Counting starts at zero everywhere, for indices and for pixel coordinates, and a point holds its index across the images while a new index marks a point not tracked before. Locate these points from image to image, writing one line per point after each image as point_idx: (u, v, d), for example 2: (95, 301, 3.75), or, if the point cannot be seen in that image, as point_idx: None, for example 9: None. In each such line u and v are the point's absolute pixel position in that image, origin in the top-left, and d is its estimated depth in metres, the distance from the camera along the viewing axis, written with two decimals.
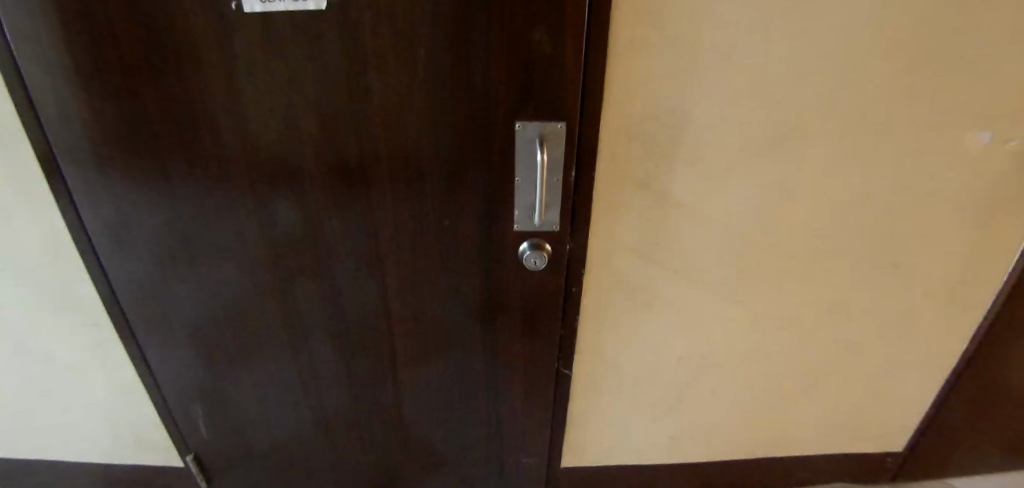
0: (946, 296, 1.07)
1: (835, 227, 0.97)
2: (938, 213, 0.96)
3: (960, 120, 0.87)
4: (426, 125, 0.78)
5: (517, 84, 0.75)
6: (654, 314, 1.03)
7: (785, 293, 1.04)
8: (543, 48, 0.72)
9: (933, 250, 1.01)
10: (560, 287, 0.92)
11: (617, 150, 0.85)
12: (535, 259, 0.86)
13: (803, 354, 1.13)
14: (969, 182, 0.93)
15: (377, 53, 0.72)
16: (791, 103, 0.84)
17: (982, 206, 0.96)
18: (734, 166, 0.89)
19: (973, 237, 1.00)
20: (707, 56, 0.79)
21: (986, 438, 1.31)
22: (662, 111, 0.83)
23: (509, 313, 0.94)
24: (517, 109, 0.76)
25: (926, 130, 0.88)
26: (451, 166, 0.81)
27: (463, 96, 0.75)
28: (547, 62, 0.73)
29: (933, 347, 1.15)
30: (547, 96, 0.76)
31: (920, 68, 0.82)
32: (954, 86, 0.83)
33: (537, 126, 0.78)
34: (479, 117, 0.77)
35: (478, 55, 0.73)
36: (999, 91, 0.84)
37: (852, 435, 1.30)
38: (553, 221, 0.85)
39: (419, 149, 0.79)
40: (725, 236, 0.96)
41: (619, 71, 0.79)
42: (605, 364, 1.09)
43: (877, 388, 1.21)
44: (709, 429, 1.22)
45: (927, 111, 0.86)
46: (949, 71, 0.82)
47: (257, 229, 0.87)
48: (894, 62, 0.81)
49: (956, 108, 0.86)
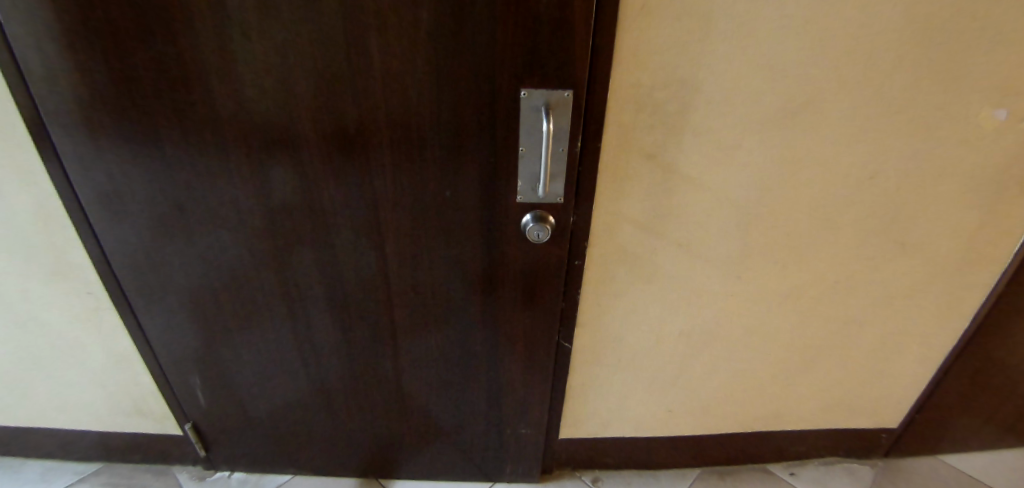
0: (950, 275, 1.07)
1: (843, 203, 0.95)
2: (948, 191, 0.95)
3: (978, 95, 0.84)
4: (427, 91, 0.75)
5: (522, 49, 0.71)
6: (656, 289, 1.02)
7: (789, 269, 1.03)
8: (551, 11, 0.69)
9: (941, 228, 1.00)
10: (563, 260, 0.91)
11: (624, 120, 0.82)
12: (537, 232, 0.84)
13: (803, 329, 1.13)
14: (983, 160, 0.91)
15: (376, 15, 0.69)
16: (805, 74, 0.81)
17: (993, 185, 0.95)
18: (743, 140, 0.86)
19: (982, 217, 0.98)
20: (719, 25, 0.76)
21: (980, 415, 1.33)
22: (671, 81, 0.80)
23: (510, 287, 0.93)
24: (522, 75, 0.73)
25: (942, 106, 0.85)
26: (453, 135, 0.78)
27: (467, 63, 0.73)
28: (554, 27, 0.70)
29: (935, 325, 1.15)
30: (554, 63, 0.73)
31: (937, 40, 0.79)
32: (972, 59, 0.81)
33: (542, 94, 0.75)
34: (483, 84, 0.74)
35: (481, 18, 0.69)
36: (1019, 66, 0.81)
37: (848, 410, 1.30)
38: (557, 192, 0.83)
39: (418, 117, 0.77)
40: (731, 210, 0.94)
41: (628, 37, 0.76)
42: (606, 338, 1.07)
43: (876, 364, 1.21)
44: (707, 403, 1.23)
45: (944, 86, 0.83)
46: (967, 43, 0.79)
47: (252, 196, 0.85)
48: (911, 34, 0.78)
49: (974, 83, 0.83)
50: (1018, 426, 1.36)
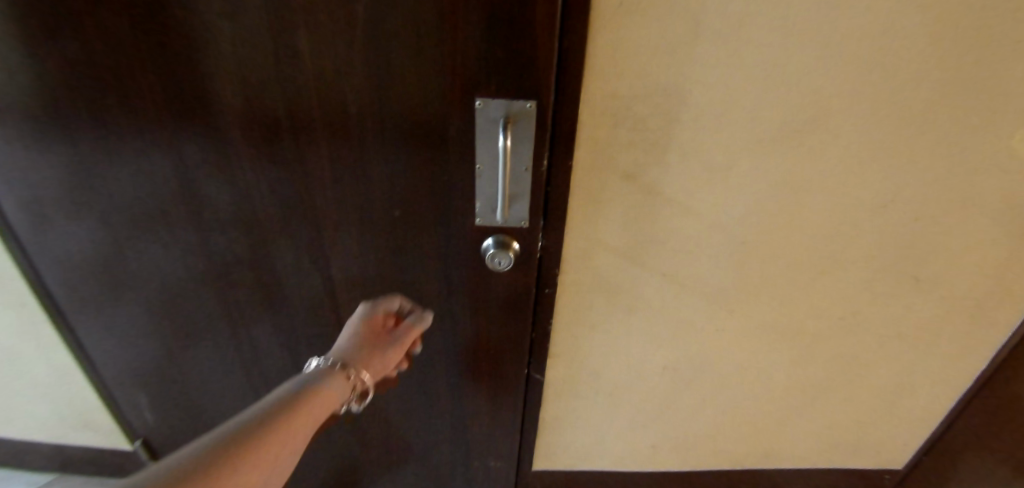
0: (970, 311, 0.97)
1: (846, 231, 0.86)
2: (972, 221, 0.85)
3: (1011, 117, 0.73)
4: (369, 99, 0.65)
5: (476, 54, 0.61)
6: (638, 321, 0.92)
7: (786, 300, 0.94)
8: (508, 9, 0.58)
9: (961, 260, 0.90)
10: (530, 289, 0.81)
11: (599, 137, 0.73)
12: (499, 259, 0.75)
13: (800, 364, 1.04)
14: (1016, 189, 0.81)
15: (303, 12, 0.59)
16: (810, 88, 0.70)
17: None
18: (738, 159, 0.76)
19: (1011, 250, 0.88)
20: (711, 29, 0.65)
21: None
22: (654, 92, 0.70)
23: (473, 317, 0.84)
24: (477, 83, 0.63)
25: (970, 126, 0.75)
26: (403, 150, 0.69)
27: (413, 70, 0.63)
28: (513, 28, 0.59)
29: (947, 363, 1.06)
30: (514, 70, 0.62)
31: (970, 52, 0.68)
32: (1011, 75, 0.69)
33: (501, 105, 0.65)
34: (433, 94, 0.64)
35: (426, 17, 0.59)
36: None
37: (848, 448, 1.21)
38: (521, 215, 0.73)
39: (361, 129, 0.68)
40: (722, 237, 0.84)
41: (603, 44, 0.66)
42: (582, 372, 0.98)
43: (879, 400, 1.12)
44: (694, 441, 1.13)
45: (973, 104, 0.72)
46: (1006, 56, 0.68)
47: (185, 209, 0.76)
48: (939, 44, 0.67)
49: (1009, 103, 0.72)
50: None
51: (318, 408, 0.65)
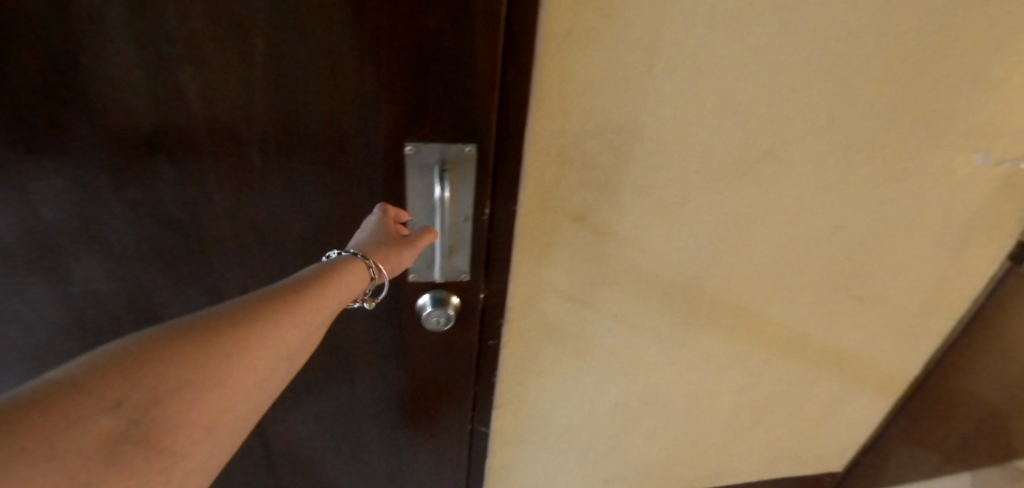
0: (896, 318, 1.03)
1: (791, 256, 0.85)
2: (897, 234, 0.90)
3: (928, 139, 0.78)
4: (275, 143, 0.53)
5: (407, 93, 0.51)
6: (589, 362, 0.86)
7: (737, 330, 0.92)
8: (444, 43, 0.49)
9: (889, 272, 0.94)
10: (474, 342, 0.73)
11: (546, 176, 0.65)
12: (438, 317, 0.66)
13: (748, 389, 1.03)
14: (928, 204, 0.87)
15: (185, 48, 0.46)
16: (765, 117, 0.68)
17: (936, 226, 0.91)
18: (692, 195, 0.72)
19: (925, 256, 0.95)
20: (668, 61, 0.60)
21: (915, 439, 1.40)
22: (606, 128, 0.63)
23: (411, 374, 0.75)
24: (408, 126, 0.54)
25: (898, 149, 0.78)
26: (321, 199, 0.58)
27: (331, 110, 0.52)
28: (450, 64, 0.50)
29: (877, 370, 1.11)
30: (452, 110, 0.53)
31: (902, 80, 0.70)
32: (930, 102, 0.73)
33: (436, 149, 0.55)
34: (356, 135, 0.54)
35: (344, 51, 0.48)
36: (971, 110, 0.75)
37: (790, 459, 1.23)
38: (462, 268, 0.65)
39: (267, 177, 0.56)
40: (675, 274, 0.80)
41: (552, 76, 0.58)
42: (531, 416, 0.91)
43: (819, 413, 1.14)
44: (645, 470, 1.10)
45: (902, 128, 0.75)
46: (928, 85, 0.71)
47: (35, 288, 0.59)
48: (877, 72, 0.68)
49: (932, 125, 0.76)
50: (947, 440, 1.45)
51: (335, 299, 0.46)
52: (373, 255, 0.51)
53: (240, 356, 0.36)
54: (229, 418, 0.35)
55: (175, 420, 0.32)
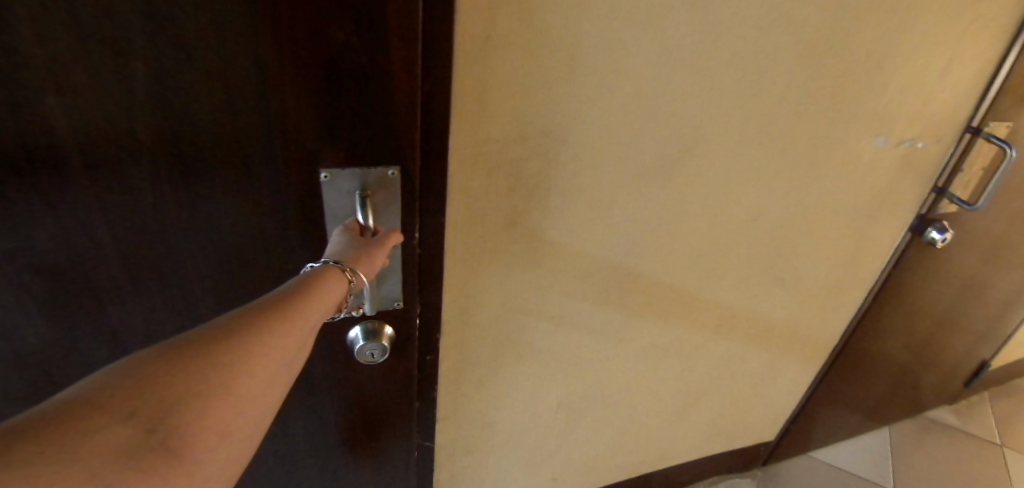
0: (813, 296, 1.10)
1: (717, 246, 0.89)
2: (810, 220, 0.95)
3: (831, 128, 0.83)
4: (142, 191, 0.42)
5: (313, 116, 0.43)
6: (529, 365, 0.86)
7: (670, 320, 0.94)
8: (352, 55, 0.41)
9: (804, 255, 1.00)
10: (413, 373, 0.67)
11: (473, 188, 0.63)
12: (371, 351, 0.60)
13: (685, 374, 1.06)
14: (833, 189, 0.93)
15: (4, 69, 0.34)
16: (684, 114, 0.69)
17: (841, 209, 0.98)
18: (618, 194, 0.73)
19: (834, 238, 1.02)
20: (587, 63, 0.59)
21: (837, 407, 1.50)
22: (530, 134, 0.62)
23: (345, 416, 0.67)
24: (318, 156, 0.45)
25: (806, 138, 0.82)
26: (211, 253, 0.47)
27: (215, 146, 0.42)
28: (361, 79, 0.42)
29: (800, 345, 1.18)
30: (369, 133, 0.45)
31: (806, 74, 0.74)
32: (831, 93, 0.78)
33: (354, 176, 0.47)
34: (251, 174, 0.44)
35: (230, 68, 0.39)
36: (862, 99, 0.82)
37: (727, 435, 1.29)
38: (394, 295, 0.59)
39: (136, 235, 0.44)
40: (607, 272, 0.81)
41: (473, 81, 0.55)
42: (476, 425, 0.90)
43: (751, 390, 1.21)
44: (592, 463, 1.12)
45: (809, 119, 0.80)
46: (830, 76, 0.76)
47: None
48: (785, 66, 0.71)
49: (834, 114, 0.81)
50: (861, 403, 1.57)
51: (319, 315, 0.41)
52: (350, 261, 0.45)
53: (252, 345, 0.34)
54: (243, 421, 0.32)
55: (191, 419, 0.30)
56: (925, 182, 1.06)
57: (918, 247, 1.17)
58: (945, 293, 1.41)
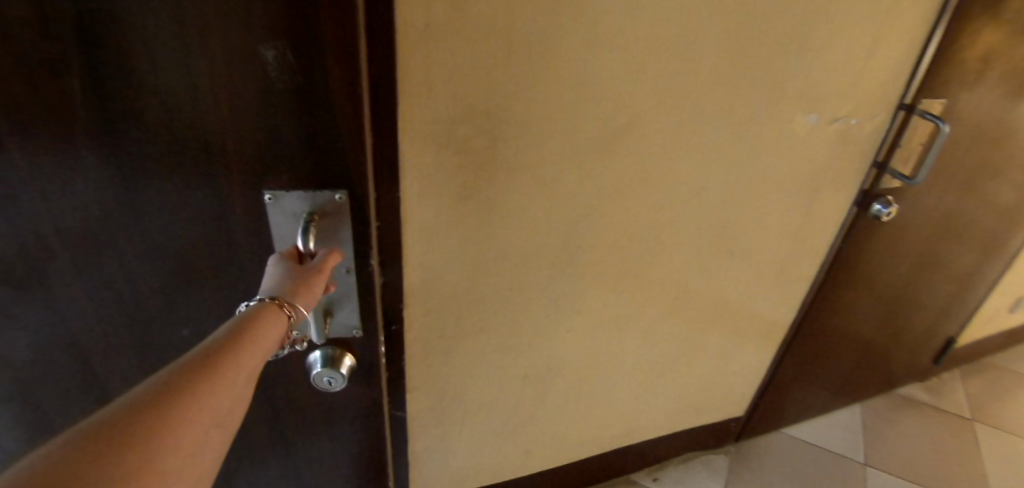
0: (767, 269, 1.15)
1: (667, 220, 0.94)
2: (757, 195, 1.01)
3: (767, 105, 0.89)
4: (81, 204, 0.43)
5: (255, 142, 0.44)
6: (494, 337, 0.91)
7: (628, 293, 1.00)
8: (288, 82, 0.41)
9: (755, 229, 1.06)
10: (379, 401, 0.66)
11: (424, 161, 0.68)
12: (328, 380, 0.59)
13: (649, 347, 1.12)
14: (778, 164, 0.99)
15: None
16: (623, 93, 0.75)
17: (787, 185, 1.04)
18: (565, 169, 0.78)
19: (782, 213, 1.08)
20: (524, 45, 0.65)
21: (807, 383, 1.57)
22: (476, 110, 0.67)
23: (310, 439, 0.66)
24: (262, 177, 0.46)
25: (745, 116, 0.87)
26: (167, 269, 0.48)
27: (144, 149, 0.42)
28: (295, 96, 0.42)
29: (759, 318, 1.24)
30: (313, 159, 0.46)
31: (736, 54, 0.79)
32: (763, 72, 0.84)
33: (299, 197, 0.47)
34: (186, 179, 0.44)
35: (165, 102, 0.40)
36: (795, 77, 0.88)
37: (697, 409, 1.35)
38: (351, 323, 0.58)
39: (79, 244, 0.45)
40: (561, 245, 0.86)
41: (415, 64, 0.61)
42: (447, 398, 0.95)
43: (716, 363, 1.26)
44: (565, 436, 1.17)
45: (745, 97, 0.85)
46: (759, 56, 0.81)
47: None
48: (714, 46, 0.77)
49: (767, 91, 0.87)
50: (830, 379, 1.64)
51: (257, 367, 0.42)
52: (287, 293, 0.46)
53: (182, 420, 0.35)
54: None
55: None
56: (865, 156, 1.12)
57: (867, 221, 1.24)
58: (903, 268, 1.47)
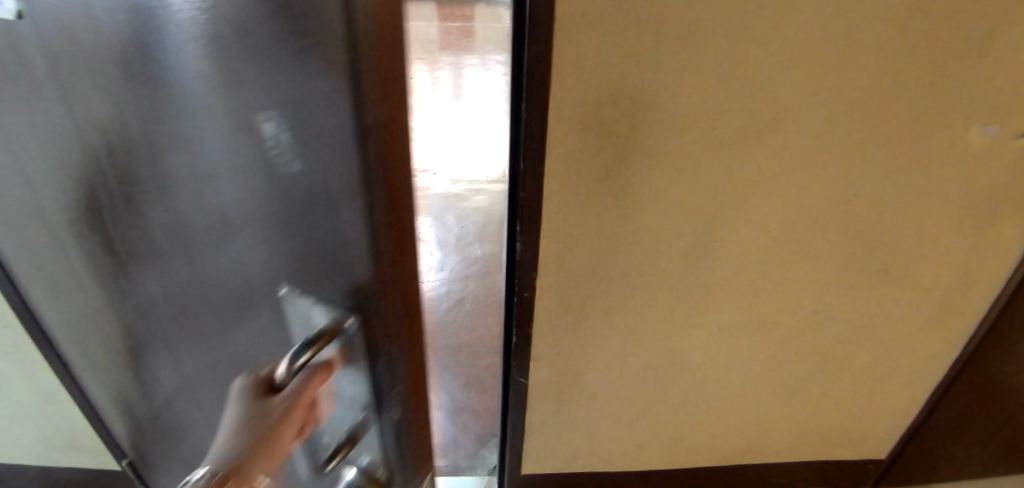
0: (939, 302, 1.01)
1: (815, 229, 0.89)
2: (936, 216, 0.89)
3: (956, 113, 0.78)
4: (169, 251, 0.46)
5: (270, 229, 0.38)
6: (615, 320, 0.95)
7: (760, 301, 0.97)
8: (292, 172, 0.34)
9: (927, 254, 0.94)
10: None
11: (567, 140, 0.75)
12: None
13: (779, 361, 1.07)
14: (968, 182, 0.85)
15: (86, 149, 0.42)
16: (772, 90, 0.73)
17: (982, 210, 0.89)
18: (704, 163, 0.79)
19: (970, 242, 0.93)
20: (671, 38, 0.68)
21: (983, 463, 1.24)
22: (620, 97, 0.72)
23: None
24: (281, 266, 0.41)
25: (923, 124, 0.79)
26: (240, 328, 0.49)
27: (181, 192, 0.40)
28: (286, 177, 0.34)
29: (921, 355, 1.10)
30: (328, 260, 0.38)
31: (918, 54, 0.72)
32: (954, 76, 0.74)
33: (312, 300, 0.41)
34: (217, 238, 0.41)
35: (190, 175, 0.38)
36: (1004, 83, 0.75)
37: (831, 441, 1.24)
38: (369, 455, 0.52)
39: (178, 287, 0.49)
40: (693, 240, 0.87)
41: (562, 58, 0.68)
42: (566, 370, 1.02)
43: (859, 395, 1.15)
44: (680, 437, 1.17)
45: (925, 102, 0.76)
46: (951, 57, 0.72)
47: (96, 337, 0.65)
48: (889, 45, 0.70)
49: (948, 96, 0.76)
50: None
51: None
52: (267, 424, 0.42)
53: None
54: None
55: None
56: None
57: None
58: None
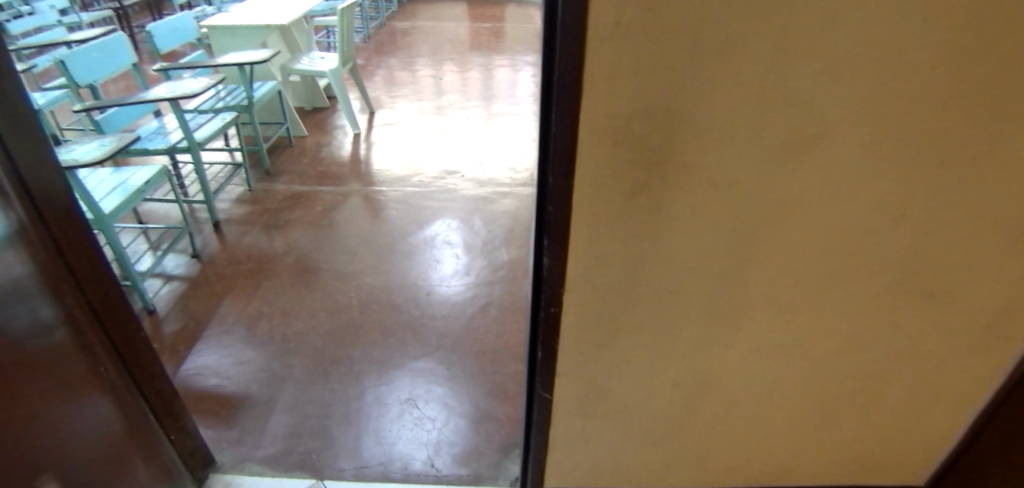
0: (991, 329, 0.94)
1: (858, 250, 0.84)
2: (989, 238, 0.83)
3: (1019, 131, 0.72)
4: None
5: None
6: (643, 338, 0.92)
7: (796, 321, 0.92)
8: None
9: (978, 276, 0.88)
10: None
11: (599, 154, 0.72)
12: None
13: (814, 383, 1.02)
14: None
15: None
16: (817, 105, 0.69)
17: None
18: (742, 178, 0.75)
19: None
20: (712, 50, 0.64)
21: None
22: (656, 110, 0.68)
23: None
24: None
25: (982, 141, 0.73)
26: None
27: None
28: None
29: (969, 382, 1.03)
30: None
31: (979, 69, 0.67)
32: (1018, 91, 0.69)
33: None
34: None
35: None
36: None
37: (865, 464, 1.19)
38: None
39: None
40: (727, 258, 0.84)
41: (594, 69, 0.65)
42: (591, 387, 0.99)
43: (898, 420, 1.09)
44: (705, 455, 1.13)
45: (983, 118, 0.71)
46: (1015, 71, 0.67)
47: None
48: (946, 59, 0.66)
49: (1012, 109, 0.70)
50: None
51: None
52: None
53: None
54: None
55: None
56: None
57: None
58: None
